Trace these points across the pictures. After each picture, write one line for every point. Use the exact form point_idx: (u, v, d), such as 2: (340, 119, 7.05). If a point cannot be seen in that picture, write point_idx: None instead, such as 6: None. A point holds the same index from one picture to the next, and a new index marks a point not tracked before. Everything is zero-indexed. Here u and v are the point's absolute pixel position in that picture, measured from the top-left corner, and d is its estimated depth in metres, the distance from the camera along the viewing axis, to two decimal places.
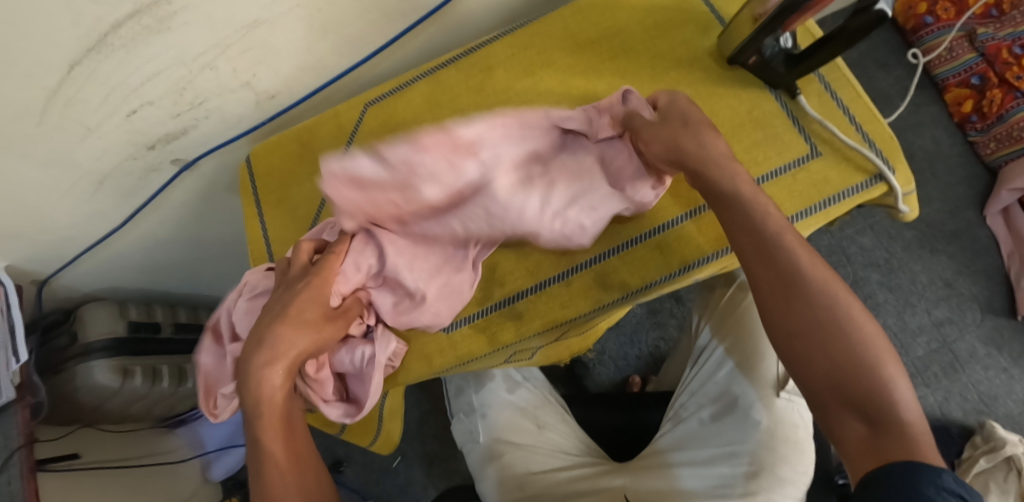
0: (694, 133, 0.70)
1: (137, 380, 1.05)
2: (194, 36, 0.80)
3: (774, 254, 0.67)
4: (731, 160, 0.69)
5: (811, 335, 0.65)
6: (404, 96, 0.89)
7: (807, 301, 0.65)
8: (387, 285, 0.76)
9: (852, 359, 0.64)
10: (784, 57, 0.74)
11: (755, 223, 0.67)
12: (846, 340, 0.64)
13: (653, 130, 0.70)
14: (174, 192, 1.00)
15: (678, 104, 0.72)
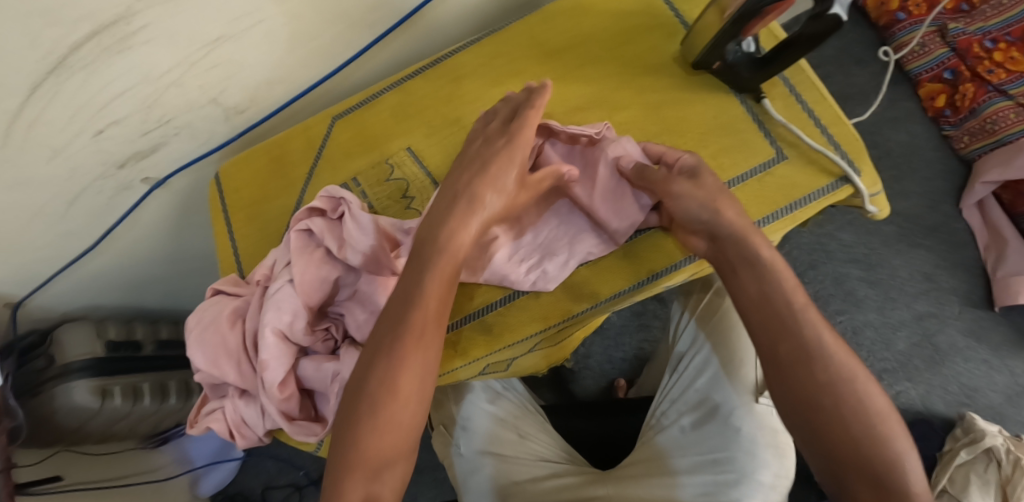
0: (723, 200, 0.70)
1: (117, 400, 1.04)
2: (158, 54, 0.80)
3: (790, 321, 0.66)
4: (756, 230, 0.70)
5: (826, 404, 0.63)
6: (373, 109, 0.91)
7: (830, 377, 0.64)
8: (358, 299, 0.77)
9: (867, 431, 0.62)
10: (747, 61, 0.75)
11: (778, 298, 0.67)
12: (867, 425, 0.62)
13: (686, 189, 0.71)
14: (148, 210, 1.00)
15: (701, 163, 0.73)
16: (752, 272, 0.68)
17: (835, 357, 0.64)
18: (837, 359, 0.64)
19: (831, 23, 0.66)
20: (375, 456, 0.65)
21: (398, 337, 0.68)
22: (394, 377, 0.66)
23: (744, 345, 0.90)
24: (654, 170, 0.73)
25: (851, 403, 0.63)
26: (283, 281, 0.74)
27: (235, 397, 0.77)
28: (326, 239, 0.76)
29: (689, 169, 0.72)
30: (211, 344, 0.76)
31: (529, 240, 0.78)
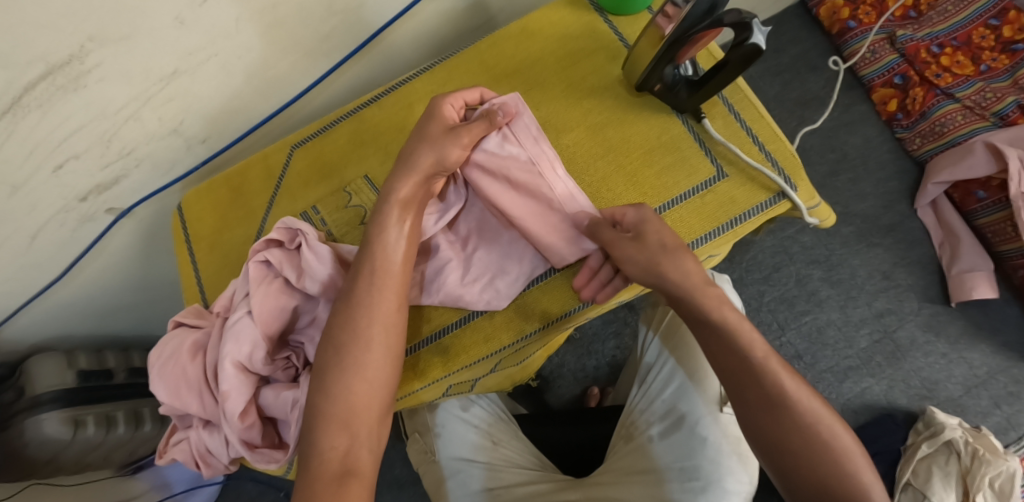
0: (670, 260, 0.73)
1: (90, 429, 1.05)
2: (112, 90, 0.82)
3: (757, 370, 0.69)
4: (710, 286, 0.73)
5: (795, 447, 0.66)
6: (330, 136, 0.93)
7: (794, 418, 0.67)
8: (317, 326, 0.79)
9: (838, 470, 0.65)
10: (685, 84, 0.80)
11: (739, 348, 0.70)
12: (832, 460, 0.65)
13: (630, 250, 0.74)
14: (112, 241, 1.00)
15: (648, 221, 0.75)
16: (711, 324, 0.72)
17: (796, 398, 0.67)
18: (799, 400, 0.68)
19: (751, 48, 0.71)
20: (346, 413, 0.69)
21: (351, 297, 0.73)
22: (352, 333, 0.71)
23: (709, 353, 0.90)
24: (605, 229, 0.75)
25: (814, 441, 0.66)
26: (242, 312, 0.76)
27: (200, 427, 0.79)
28: (285, 269, 0.78)
29: (636, 228, 0.75)
30: (173, 376, 0.78)
31: (480, 256, 0.81)
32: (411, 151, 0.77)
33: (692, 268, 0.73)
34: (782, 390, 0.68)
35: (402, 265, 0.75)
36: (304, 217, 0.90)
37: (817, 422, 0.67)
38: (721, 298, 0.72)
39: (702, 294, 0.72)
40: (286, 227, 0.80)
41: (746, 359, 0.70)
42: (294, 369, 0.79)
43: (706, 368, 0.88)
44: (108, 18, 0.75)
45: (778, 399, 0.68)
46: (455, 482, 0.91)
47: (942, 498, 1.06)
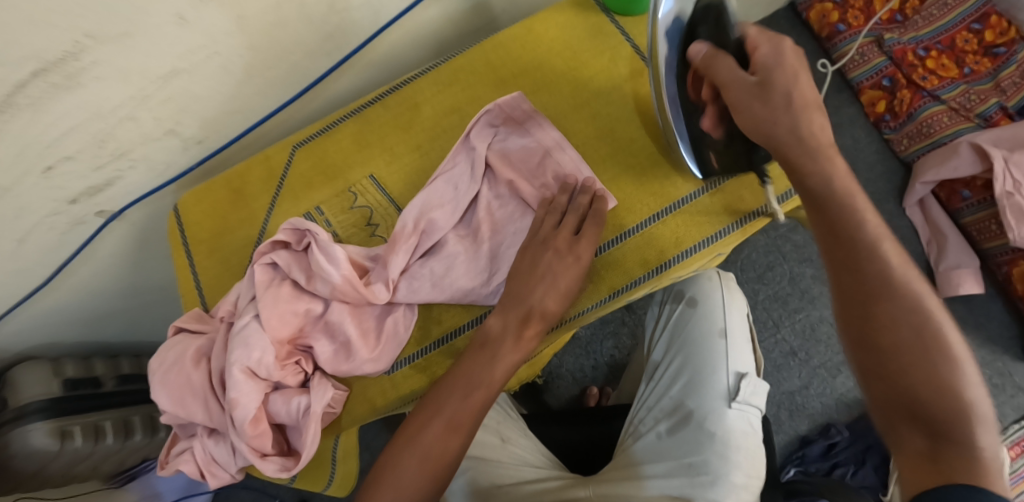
0: (795, 112, 0.67)
1: (78, 440, 1.01)
2: (108, 89, 0.78)
3: (861, 253, 0.64)
4: (828, 157, 0.67)
5: (897, 340, 0.61)
6: (333, 136, 0.91)
7: (901, 312, 0.62)
8: (327, 329, 0.77)
9: (939, 370, 0.60)
10: (724, 139, 0.75)
11: (848, 230, 0.65)
12: (937, 362, 0.60)
13: (745, 98, 0.68)
14: (103, 244, 0.96)
15: (778, 67, 0.68)
16: (821, 210, 0.67)
17: (905, 291, 0.62)
18: (917, 294, 0.62)
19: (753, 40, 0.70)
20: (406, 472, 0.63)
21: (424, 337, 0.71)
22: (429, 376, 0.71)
23: (715, 349, 0.88)
24: (722, 70, 0.70)
25: (922, 340, 0.61)
26: (250, 316, 0.74)
27: (204, 436, 0.76)
28: (294, 272, 0.77)
29: (763, 71, 0.69)
30: (175, 384, 0.75)
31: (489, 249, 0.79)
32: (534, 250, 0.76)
33: (824, 135, 0.68)
34: (893, 282, 0.63)
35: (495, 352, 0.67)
36: (308, 218, 0.89)
37: (930, 324, 0.61)
38: (838, 170, 0.67)
39: (821, 161, 0.67)
40: (291, 226, 0.78)
41: (856, 243, 0.65)
42: (304, 375, 0.77)
43: (713, 363, 0.87)
44: (106, 15, 0.72)
45: (876, 288, 0.63)
46: (467, 477, 0.91)
47: None
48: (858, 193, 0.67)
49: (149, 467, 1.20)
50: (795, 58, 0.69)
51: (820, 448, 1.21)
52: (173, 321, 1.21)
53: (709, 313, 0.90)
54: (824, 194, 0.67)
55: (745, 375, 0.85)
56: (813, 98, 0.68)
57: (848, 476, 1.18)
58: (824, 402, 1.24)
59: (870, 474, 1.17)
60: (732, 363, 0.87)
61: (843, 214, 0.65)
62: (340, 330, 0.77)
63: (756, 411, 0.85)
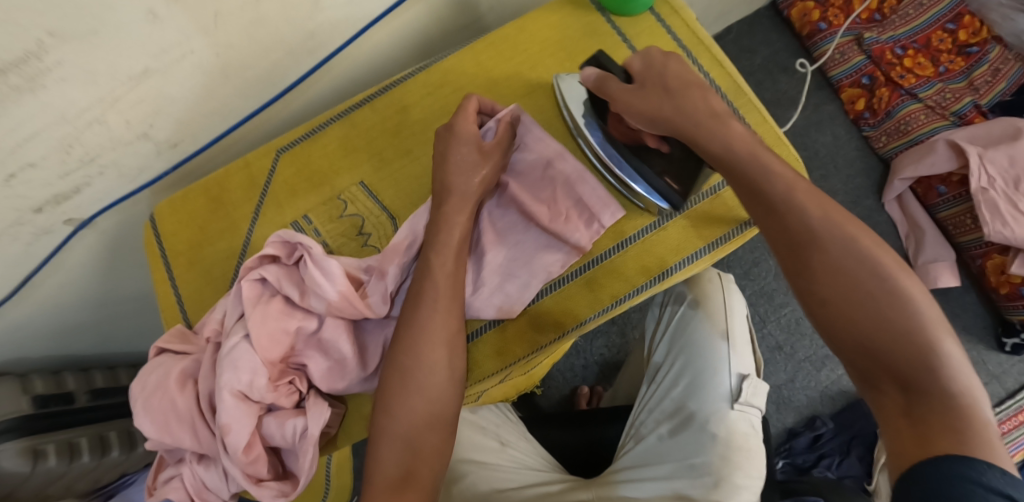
0: (677, 96, 0.73)
1: (51, 460, 0.94)
2: (75, 91, 0.72)
3: (783, 217, 0.65)
4: (723, 121, 0.71)
5: (843, 295, 0.61)
6: (318, 141, 0.88)
7: (840, 257, 0.62)
8: (321, 347, 0.74)
9: (895, 311, 0.59)
10: (665, 160, 0.78)
11: (762, 181, 0.67)
12: (891, 311, 0.59)
13: (634, 100, 0.75)
14: (72, 254, 0.90)
15: (654, 68, 0.76)
16: (740, 178, 0.68)
17: (833, 240, 0.63)
18: (849, 236, 0.62)
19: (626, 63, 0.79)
20: (409, 431, 0.68)
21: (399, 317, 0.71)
22: (415, 358, 0.70)
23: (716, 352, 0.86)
24: (611, 83, 0.77)
25: (867, 287, 0.60)
26: (238, 337, 0.70)
27: (193, 462, 0.72)
28: (285, 287, 0.73)
29: (642, 76, 0.76)
30: (160, 410, 0.70)
31: (491, 259, 0.78)
32: (450, 216, 0.75)
33: (716, 104, 0.73)
34: (824, 235, 0.63)
35: (438, 293, 0.72)
36: (295, 227, 0.86)
37: (872, 266, 0.61)
38: (737, 132, 0.71)
39: (718, 128, 0.71)
40: (280, 238, 0.74)
41: (773, 200, 0.66)
42: (298, 395, 0.73)
43: (715, 365, 0.85)
44: (72, 14, 0.67)
45: (807, 240, 0.64)
46: (462, 485, 0.89)
47: None
48: (761, 147, 0.70)
49: (128, 481, 1.11)
50: (668, 56, 0.77)
51: (807, 440, 1.23)
52: (156, 330, 1.15)
53: (710, 316, 0.89)
54: (735, 159, 0.69)
55: (746, 376, 0.83)
56: (694, 78, 0.75)
57: (833, 466, 1.20)
58: (809, 395, 1.26)
59: (854, 464, 1.20)
60: (733, 364, 0.85)
61: (754, 168, 0.68)
62: (335, 348, 0.73)
63: (759, 413, 0.83)
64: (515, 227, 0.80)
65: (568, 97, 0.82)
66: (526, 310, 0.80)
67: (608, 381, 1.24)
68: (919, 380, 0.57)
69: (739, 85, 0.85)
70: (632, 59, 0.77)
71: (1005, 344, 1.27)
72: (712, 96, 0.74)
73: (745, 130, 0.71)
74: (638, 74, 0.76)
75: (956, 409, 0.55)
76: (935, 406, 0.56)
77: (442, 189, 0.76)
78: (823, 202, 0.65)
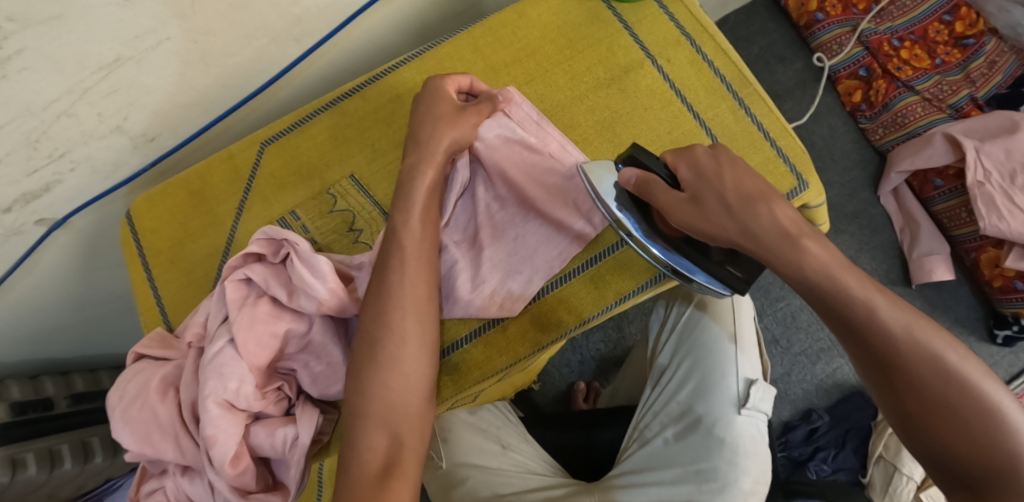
0: (742, 217, 0.62)
1: (32, 468, 0.87)
2: (40, 81, 0.67)
3: (863, 335, 0.60)
4: (796, 244, 0.60)
5: (931, 409, 0.58)
6: (307, 132, 0.84)
7: (927, 380, 0.58)
8: (312, 350, 0.70)
9: (977, 422, 0.57)
10: (727, 250, 0.68)
11: (839, 302, 0.60)
12: (974, 422, 0.57)
13: (687, 215, 0.65)
14: (47, 254, 0.85)
15: (708, 179, 0.65)
16: (817, 297, 0.61)
17: (918, 356, 0.58)
18: (936, 354, 0.58)
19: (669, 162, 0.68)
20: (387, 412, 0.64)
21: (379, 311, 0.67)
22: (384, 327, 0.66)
23: (726, 354, 0.82)
24: (657, 188, 0.67)
25: (954, 407, 0.57)
26: (223, 341, 0.66)
27: (177, 474, 0.68)
28: (272, 287, 0.68)
29: (694, 186, 0.66)
30: (140, 420, 0.66)
31: (490, 254, 0.76)
32: None
33: (785, 220, 0.61)
34: (906, 350, 0.58)
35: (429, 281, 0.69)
36: (282, 223, 0.82)
37: (961, 385, 0.57)
38: (813, 257, 0.60)
39: (789, 253, 0.61)
40: (268, 233, 0.70)
41: (853, 320, 0.60)
42: (287, 400, 0.69)
43: (722, 368, 0.81)
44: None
45: (892, 363, 0.59)
46: (466, 488, 0.87)
47: (911, 467, 1.07)
48: (840, 267, 0.60)
49: (114, 487, 1.03)
50: (716, 159, 0.66)
51: (803, 433, 1.21)
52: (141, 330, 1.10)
53: (716, 319, 0.85)
54: (804, 278, 0.61)
55: (754, 381, 0.79)
56: (760, 188, 0.63)
57: (829, 459, 1.18)
58: (805, 388, 1.24)
59: (849, 457, 1.18)
60: (741, 369, 0.81)
61: (833, 291, 0.60)
62: (326, 351, 0.70)
63: (766, 418, 0.79)
64: (515, 222, 0.77)
65: (602, 192, 0.72)
66: (527, 310, 0.77)
67: (606, 376, 1.21)
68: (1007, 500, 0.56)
69: (744, 74, 0.84)
70: (678, 162, 0.67)
71: (997, 336, 1.26)
72: (778, 203, 0.62)
73: (822, 248, 0.61)
74: (688, 182, 0.66)
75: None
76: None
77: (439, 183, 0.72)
78: (908, 322, 0.59)
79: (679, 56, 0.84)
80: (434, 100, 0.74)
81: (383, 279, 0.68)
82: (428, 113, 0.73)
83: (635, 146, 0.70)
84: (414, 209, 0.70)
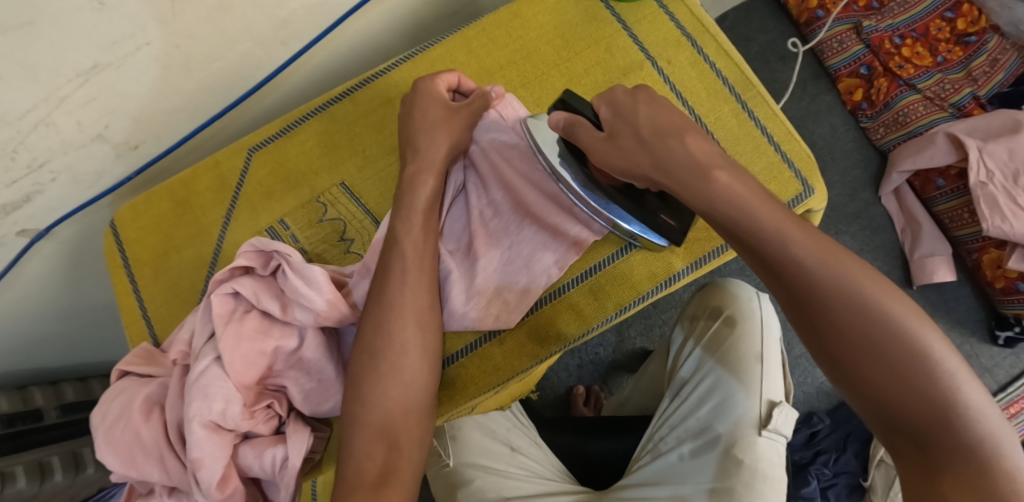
0: (655, 150, 0.61)
1: (21, 481, 0.84)
2: (15, 90, 0.64)
3: (781, 271, 0.58)
4: (706, 175, 0.59)
5: (856, 347, 0.56)
6: (295, 137, 0.81)
7: (847, 319, 0.56)
8: (301, 367, 0.68)
9: (904, 358, 0.55)
10: (659, 197, 0.68)
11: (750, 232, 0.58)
12: (900, 357, 0.55)
13: (603, 151, 0.65)
14: (30, 266, 0.82)
15: (624, 115, 0.64)
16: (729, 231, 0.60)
17: (838, 290, 0.56)
18: (856, 290, 0.56)
19: (594, 103, 0.68)
20: (381, 423, 0.63)
21: (373, 328, 0.65)
22: (384, 337, 0.65)
23: (753, 374, 0.80)
24: (580, 130, 0.67)
25: (879, 345, 0.56)
26: (208, 360, 0.63)
27: (163, 495, 0.66)
28: (262, 301, 0.66)
29: (613, 124, 0.65)
30: (124, 442, 0.64)
31: (485, 263, 0.73)
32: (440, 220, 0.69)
33: (698, 152, 0.60)
34: (825, 285, 0.56)
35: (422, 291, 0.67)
36: (271, 233, 0.80)
37: (883, 323, 0.55)
38: (723, 186, 0.59)
39: (699, 186, 0.59)
40: (254, 244, 0.67)
41: (768, 258, 0.59)
42: (277, 418, 0.67)
43: (747, 387, 0.80)
44: (1, 4, 0.58)
45: (812, 302, 0.57)
46: (471, 489, 0.86)
47: None
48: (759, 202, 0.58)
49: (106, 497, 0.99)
50: (634, 96, 0.65)
51: (804, 437, 1.18)
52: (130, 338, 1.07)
53: (748, 335, 0.83)
54: (713, 210, 0.60)
55: (778, 403, 0.78)
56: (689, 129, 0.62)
57: (830, 463, 1.15)
58: (805, 391, 1.23)
59: (851, 460, 1.16)
60: (765, 389, 0.79)
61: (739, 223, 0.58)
62: (318, 368, 0.67)
63: (786, 441, 0.78)
64: (510, 230, 0.75)
65: (540, 141, 0.72)
66: (524, 321, 0.75)
67: (606, 381, 1.20)
68: (939, 440, 0.54)
69: (746, 76, 0.81)
70: (600, 102, 0.66)
71: (998, 337, 1.24)
72: (693, 136, 0.61)
73: (736, 180, 0.59)
74: (607, 120, 0.66)
75: (983, 472, 0.53)
76: (956, 463, 0.54)
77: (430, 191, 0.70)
78: (826, 254, 0.57)
79: (679, 57, 0.81)
80: (428, 107, 0.72)
81: (374, 292, 0.67)
82: (424, 121, 0.71)
83: (566, 91, 0.70)
84: (412, 223, 0.69)
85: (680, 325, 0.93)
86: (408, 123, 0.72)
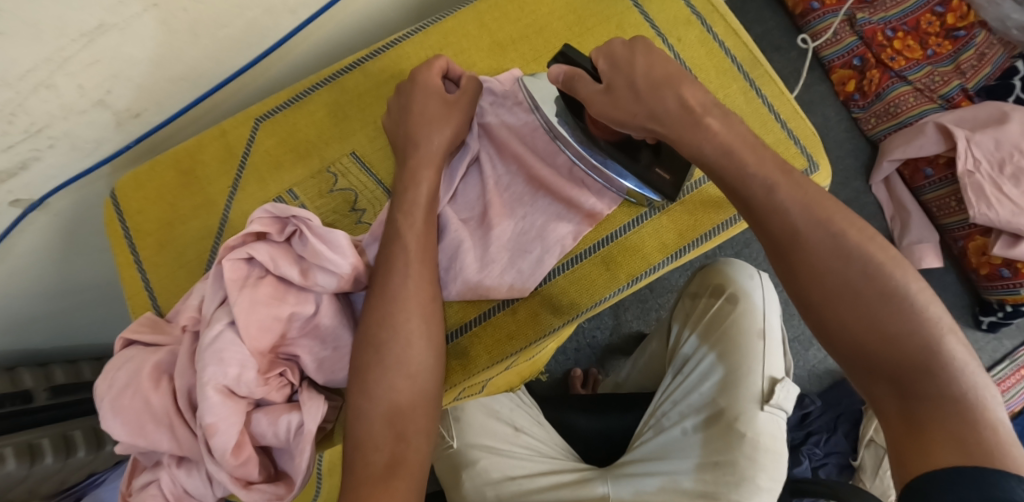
0: (647, 99, 0.64)
1: (10, 463, 0.79)
2: (16, 49, 0.61)
3: (764, 219, 0.60)
4: (697, 123, 0.62)
5: (840, 295, 0.57)
6: (303, 108, 0.80)
7: (825, 262, 0.58)
8: (314, 335, 0.67)
9: (888, 310, 0.55)
10: (653, 151, 0.71)
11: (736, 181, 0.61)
12: (884, 307, 0.55)
13: (602, 104, 0.65)
14: (23, 237, 0.79)
15: (620, 67, 0.66)
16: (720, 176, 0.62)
17: (821, 237, 0.58)
18: (837, 235, 0.58)
19: (592, 55, 0.68)
20: (386, 396, 0.61)
21: (388, 292, 0.65)
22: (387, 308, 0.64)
23: (755, 349, 0.81)
24: (580, 84, 0.67)
25: (862, 296, 0.56)
26: (222, 325, 0.62)
27: (173, 466, 0.64)
28: (280, 267, 0.64)
29: (611, 77, 0.66)
30: (132, 410, 0.62)
31: (499, 233, 0.73)
32: None
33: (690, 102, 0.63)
34: (811, 235, 0.58)
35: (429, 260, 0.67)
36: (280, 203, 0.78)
37: (864, 269, 0.57)
38: (712, 133, 0.62)
39: (693, 136, 0.62)
40: (269, 208, 0.65)
41: (757, 204, 0.61)
42: (290, 386, 0.66)
43: (749, 363, 0.80)
44: None
45: (790, 243, 0.59)
46: (474, 470, 0.86)
47: None
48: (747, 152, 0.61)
49: (98, 481, 0.96)
50: (631, 48, 0.66)
51: (797, 418, 1.19)
52: (123, 317, 1.04)
53: (750, 311, 0.83)
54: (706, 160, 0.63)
55: (779, 379, 0.78)
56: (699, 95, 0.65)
57: (821, 444, 1.17)
58: (797, 374, 1.25)
59: (842, 440, 1.18)
60: (766, 365, 0.79)
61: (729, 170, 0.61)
62: (332, 336, 0.67)
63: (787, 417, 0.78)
64: (524, 199, 0.75)
65: (539, 99, 0.73)
66: (537, 291, 0.75)
67: (603, 364, 1.20)
68: (925, 395, 0.53)
69: (754, 55, 0.82)
70: (597, 56, 0.67)
71: (982, 321, 1.28)
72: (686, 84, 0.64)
73: (723, 128, 0.63)
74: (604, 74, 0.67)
75: (966, 422, 0.51)
76: (942, 416, 0.52)
77: (437, 161, 0.70)
78: (809, 208, 0.59)
79: (690, 36, 0.82)
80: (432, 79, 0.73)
81: (387, 261, 0.66)
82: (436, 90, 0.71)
83: (566, 46, 0.71)
84: (421, 189, 0.69)
85: (682, 305, 0.93)
86: (421, 95, 0.72)
